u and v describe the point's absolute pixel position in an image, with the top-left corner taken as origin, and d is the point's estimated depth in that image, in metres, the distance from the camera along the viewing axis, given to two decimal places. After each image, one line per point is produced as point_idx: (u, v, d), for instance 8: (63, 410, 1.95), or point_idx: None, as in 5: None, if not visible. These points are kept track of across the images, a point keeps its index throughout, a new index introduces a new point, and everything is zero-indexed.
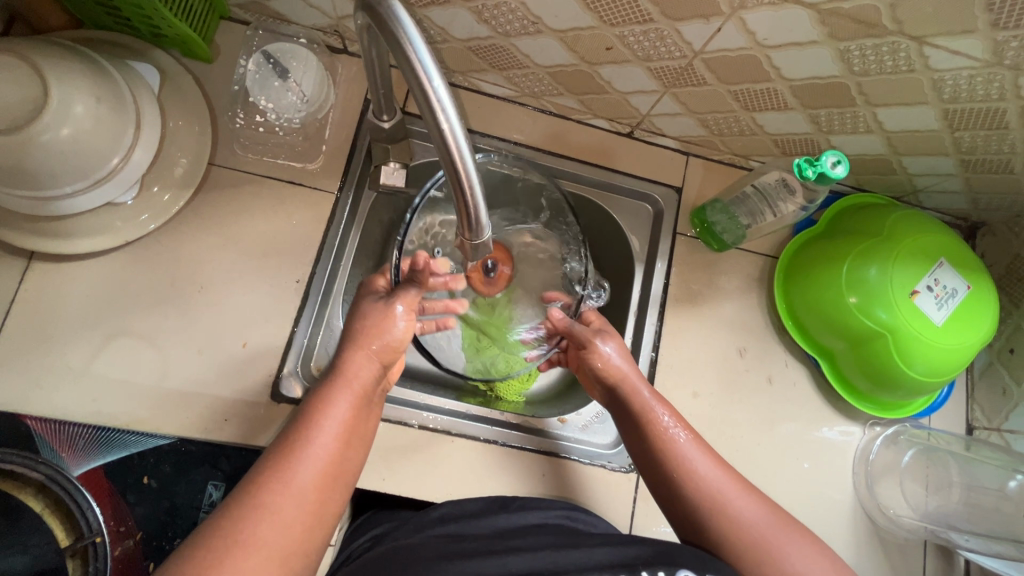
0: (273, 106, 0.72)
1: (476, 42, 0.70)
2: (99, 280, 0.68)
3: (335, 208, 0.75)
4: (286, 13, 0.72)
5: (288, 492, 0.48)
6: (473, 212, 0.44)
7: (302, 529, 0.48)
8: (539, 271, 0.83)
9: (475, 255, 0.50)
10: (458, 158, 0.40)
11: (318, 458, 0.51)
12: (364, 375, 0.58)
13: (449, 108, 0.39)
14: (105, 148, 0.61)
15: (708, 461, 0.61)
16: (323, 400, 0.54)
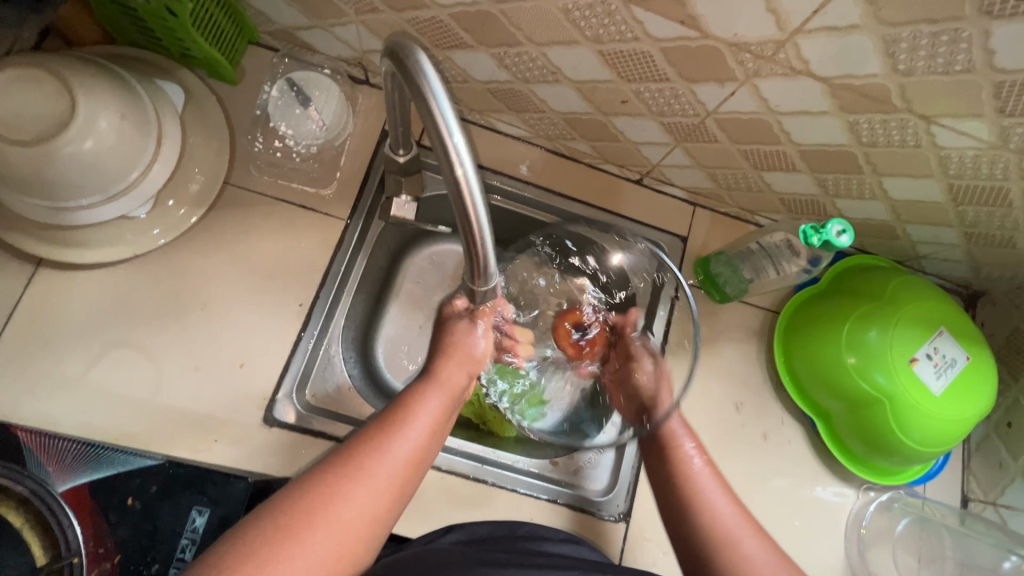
0: (293, 133, 0.74)
1: (496, 85, 0.71)
2: (103, 289, 0.68)
3: (343, 235, 0.75)
4: (313, 44, 0.75)
5: (382, 459, 0.47)
6: (483, 255, 0.45)
7: (387, 499, 0.47)
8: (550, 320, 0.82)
9: (481, 297, 0.51)
10: (471, 206, 0.41)
11: (411, 440, 0.50)
12: (456, 382, 0.58)
13: (465, 158, 0.40)
14: (126, 163, 0.62)
15: (729, 503, 0.57)
16: (417, 395, 0.54)
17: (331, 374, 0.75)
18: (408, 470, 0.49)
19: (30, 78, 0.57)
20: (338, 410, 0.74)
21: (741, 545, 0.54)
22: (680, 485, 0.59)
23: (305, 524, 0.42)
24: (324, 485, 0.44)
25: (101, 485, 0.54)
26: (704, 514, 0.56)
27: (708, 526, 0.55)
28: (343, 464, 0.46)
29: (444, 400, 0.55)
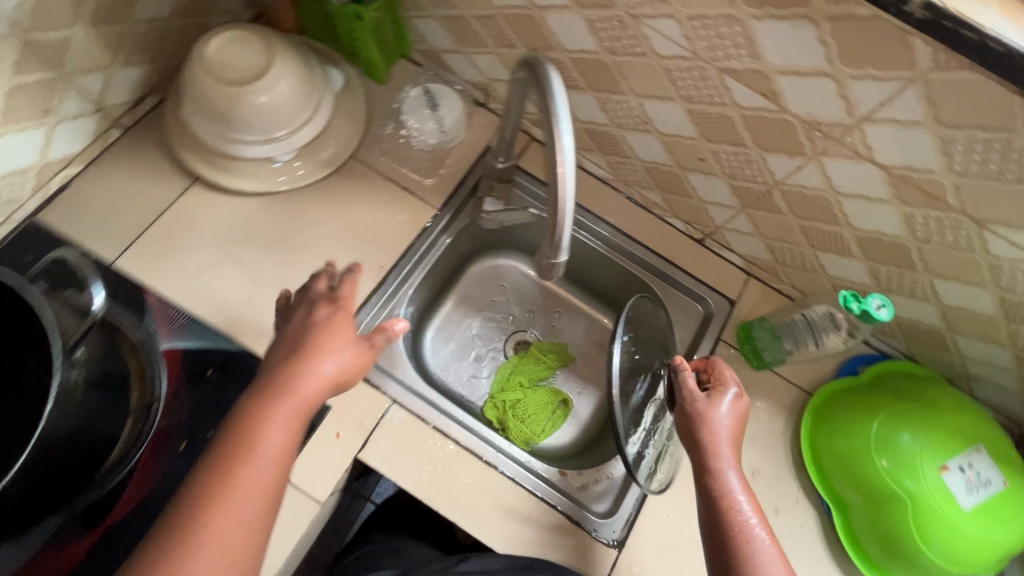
0: (417, 127, 0.88)
1: (593, 126, 0.83)
2: (234, 212, 0.82)
3: (284, 299, 0.65)
4: (453, 66, 0.90)
5: (223, 497, 0.49)
6: (559, 225, 0.53)
7: (248, 525, 0.50)
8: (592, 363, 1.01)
9: (548, 273, 0.57)
10: (560, 176, 0.50)
11: (260, 469, 0.51)
12: (312, 384, 0.55)
13: (564, 137, 0.49)
14: (287, 116, 0.77)
15: (775, 558, 0.57)
16: (263, 411, 0.53)
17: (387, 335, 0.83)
18: (265, 493, 0.51)
19: (241, 36, 0.74)
20: (384, 366, 0.80)
21: None
22: (724, 524, 0.60)
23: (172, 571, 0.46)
24: (178, 544, 0.47)
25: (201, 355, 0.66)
26: (747, 562, 0.57)
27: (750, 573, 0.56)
28: (189, 517, 0.48)
29: (296, 411, 0.54)
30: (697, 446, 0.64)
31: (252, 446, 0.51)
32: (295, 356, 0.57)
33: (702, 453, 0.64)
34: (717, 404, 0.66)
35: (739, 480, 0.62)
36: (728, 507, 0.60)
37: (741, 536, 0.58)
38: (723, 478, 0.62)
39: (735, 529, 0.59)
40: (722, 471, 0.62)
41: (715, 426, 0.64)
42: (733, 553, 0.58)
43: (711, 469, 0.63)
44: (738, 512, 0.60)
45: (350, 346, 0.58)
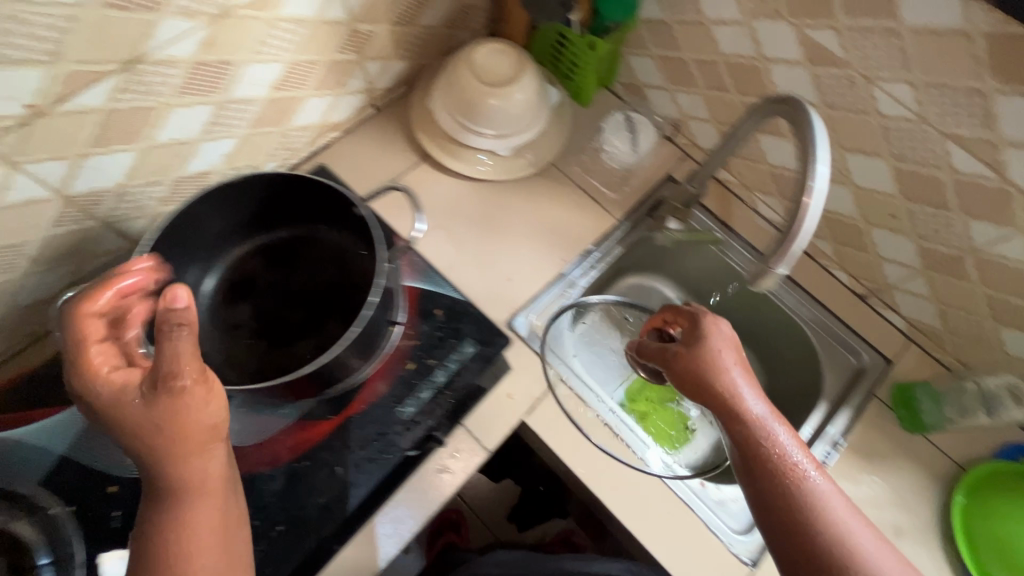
0: (614, 147, 1.00)
1: (782, 171, 0.90)
2: (449, 191, 0.96)
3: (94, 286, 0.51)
4: (651, 101, 1.01)
5: (166, 521, 0.46)
6: (797, 229, 0.58)
7: (204, 538, 0.46)
8: None
9: (767, 273, 0.62)
10: (810, 186, 0.56)
11: (174, 496, 0.46)
12: (132, 410, 0.44)
13: (820, 155, 0.57)
14: (517, 119, 0.91)
15: (853, 522, 0.52)
16: (127, 432, 0.45)
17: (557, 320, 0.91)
18: (204, 491, 0.47)
19: (501, 47, 0.89)
20: (552, 348, 0.90)
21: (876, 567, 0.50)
22: (795, 500, 0.52)
23: None
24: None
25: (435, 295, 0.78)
26: (826, 532, 0.51)
27: (831, 540, 0.51)
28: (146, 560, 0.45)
29: (168, 430, 0.44)
30: (692, 379, 0.60)
31: (190, 488, 0.46)
32: (144, 433, 0.44)
33: (722, 400, 0.58)
34: (720, 337, 0.62)
35: (776, 423, 0.56)
36: (778, 462, 0.54)
37: (816, 511, 0.52)
38: (772, 439, 0.55)
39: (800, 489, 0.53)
40: (770, 427, 0.56)
41: (711, 353, 0.60)
42: (803, 515, 0.52)
43: (724, 411, 0.58)
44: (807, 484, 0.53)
45: (193, 363, 0.45)
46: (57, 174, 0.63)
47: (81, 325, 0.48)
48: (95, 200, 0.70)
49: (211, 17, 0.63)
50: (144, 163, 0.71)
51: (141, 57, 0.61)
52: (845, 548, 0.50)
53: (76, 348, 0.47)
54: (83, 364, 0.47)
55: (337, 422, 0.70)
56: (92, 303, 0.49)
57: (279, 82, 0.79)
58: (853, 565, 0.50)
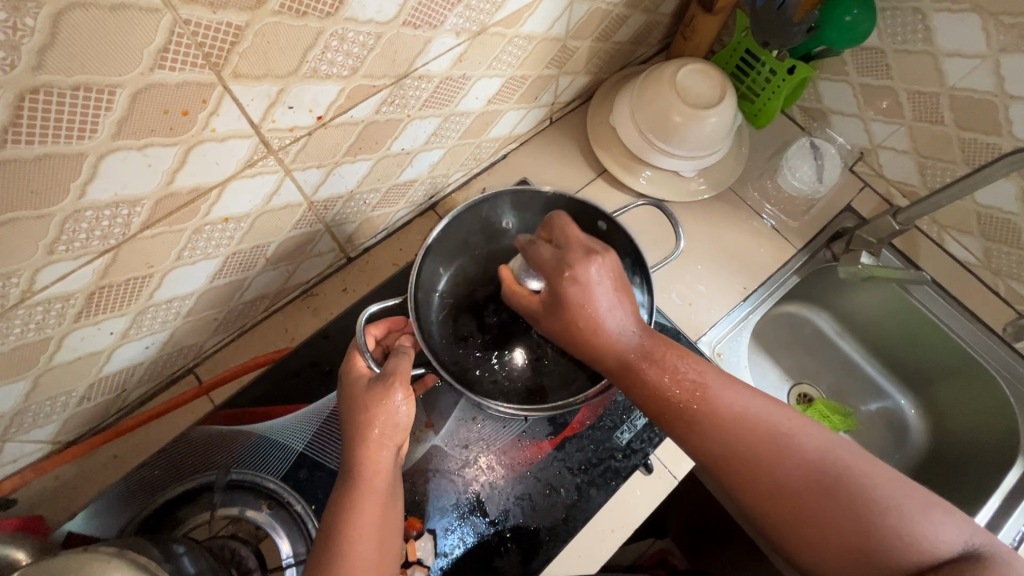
0: (795, 173, 0.96)
1: (991, 211, 0.85)
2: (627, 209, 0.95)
3: (361, 346, 0.63)
4: (836, 127, 0.98)
5: (355, 505, 0.54)
6: None
7: (377, 526, 0.54)
8: (872, 436, 1.05)
9: None
10: None
11: (371, 487, 0.55)
12: (395, 421, 0.58)
13: None
14: (713, 140, 0.88)
15: (725, 394, 0.58)
16: (366, 442, 0.56)
17: (734, 351, 0.92)
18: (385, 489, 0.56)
19: (705, 70, 0.87)
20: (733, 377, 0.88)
21: (766, 437, 0.56)
22: (740, 450, 0.56)
23: (337, 562, 0.51)
24: (329, 553, 0.52)
25: None
26: (770, 460, 0.55)
27: (777, 462, 0.54)
28: (326, 546, 0.52)
29: (388, 444, 0.57)
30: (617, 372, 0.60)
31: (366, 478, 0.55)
32: (367, 413, 0.57)
33: (629, 368, 0.60)
34: (600, 281, 0.60)
35: (673, 355, 0.60)
36: (699, 421, 0.57)
37: (754, 439, 0.56)
38: (674, 372, 0.59)
39: (733, 435, 0.56)
40: (647, 351, 0.60)
41: (609, 329, 0.60)
42: (721, 436, 0.56)
43: (581, 352, 0.63)
44: (736, 419, 0.57)
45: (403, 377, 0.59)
46: (314, 180, 0.65)
47: (353, 368, 0.62)
48: (329, 205, 0.72)
49: (472, 34, 0.64)
50: (375, 171, 0.73)
51: (410, 72, 0.62)
52: (804, 473, 0.54)
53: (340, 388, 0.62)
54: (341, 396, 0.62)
55: (556, 441, 0.72)
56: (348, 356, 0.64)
57: (494, 96, 0.79)
58: (764, 447, 0.55)
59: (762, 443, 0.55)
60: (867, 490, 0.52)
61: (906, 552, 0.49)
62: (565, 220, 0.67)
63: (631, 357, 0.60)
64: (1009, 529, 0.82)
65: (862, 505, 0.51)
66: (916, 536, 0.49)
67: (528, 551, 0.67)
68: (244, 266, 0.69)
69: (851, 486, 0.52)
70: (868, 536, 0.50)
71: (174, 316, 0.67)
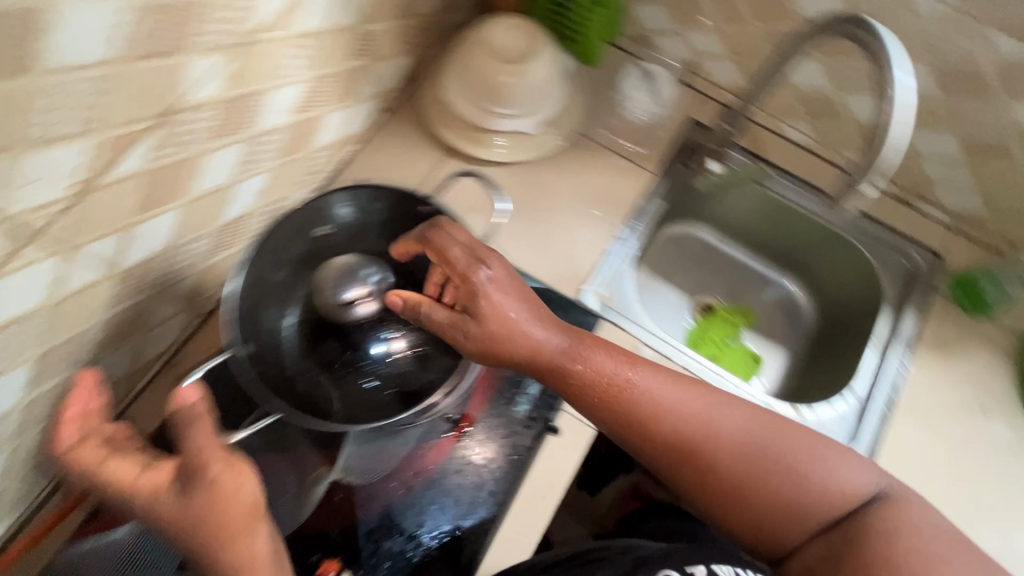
0: (638, 101, 0.99)
1: (811, 94, 0.95)
2: (482, 180, 0.93)
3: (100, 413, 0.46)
4: (660, 48, 1.01)
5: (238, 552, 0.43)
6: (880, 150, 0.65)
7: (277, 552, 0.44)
8: (771, 325, 1.11)
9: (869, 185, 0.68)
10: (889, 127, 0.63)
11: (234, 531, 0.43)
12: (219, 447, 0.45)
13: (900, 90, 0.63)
14: (542, 92, 0.88)
15: (658, 383, 0.65)
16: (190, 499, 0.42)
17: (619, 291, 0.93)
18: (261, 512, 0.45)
19: (518, 26, 0.86)
20: (623, 312, 0.88)
21: (670, 409, 0.64)
22: (653, 419, 0.63)
23: None
24: None
25: None
26: (675, 425, 0.63)
27: (681, 425, 0.63)
28: None
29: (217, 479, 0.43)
30: (530, 361, 0.64)
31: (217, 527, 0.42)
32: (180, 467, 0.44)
33: (558, 371, 0.64)
34: (496, 282, 0.64)
35: (595, 349, 0.65)
36: (627, 407, 0.64)
37: (662, 410, 0.63)
38: (587, 359, 0.64)
39: (638, 409, 0.63)
40: (576, 351, 0.64)
41: (503, 313, 0.63)
42: (639, 412, 0.63)
43: (489, 361, 0.64)
44: (652, 396, 0.64)
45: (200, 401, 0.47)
46: (110, 249, 0.58)
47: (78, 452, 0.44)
48: (146, 268, 0.65)
49: (235, 46, 0.58)
50: (189, 217, 0.66)
51: (177, 105, 0.56)
52: (693, 428, 0.63)
53: (107, 474, 0.44)
54: (122, 475, 0.43)
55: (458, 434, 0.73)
56: (97, 433, 0.46)
57: (301, 103, 0.74)
58: (666, 415, 0.63)
59: (668, 412, 0.63)
60: (771, 448, 0.62)
61: (789, 487, 0.61)
62: (447, 223, 0.67)
63: (557, 356, 0.64)
64: (890, 370, 0.86)
65: (762, 469, 0.61)
66: (811, 482, 0.61)
67: (455, 550, 0.67)
68: (65, 362, 0.62)
69: (769, 455, 0.62)
70: (760, 491, 0.61)
71: (1, 439, 0.59)
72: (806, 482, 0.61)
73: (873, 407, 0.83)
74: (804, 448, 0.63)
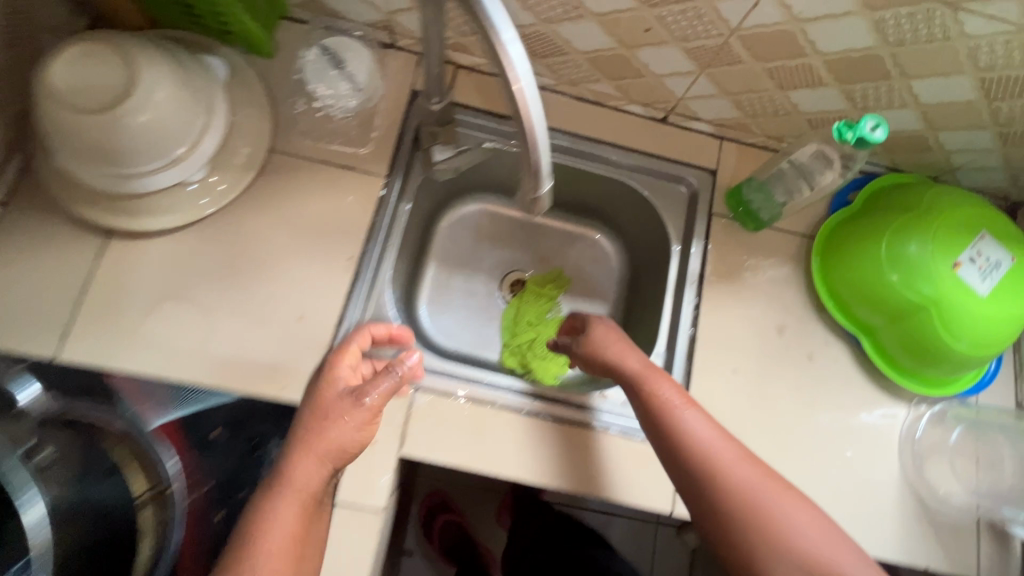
0: (331, 93, 0.80)
1: (520, 30, 0.74)
2: (166, 256, 0.73)
3: None
4: (342, 12, 0.79)
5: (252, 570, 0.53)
6: (536, 162, 0.48)
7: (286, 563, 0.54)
8: (585, 282, 1.02)
9: (533, 204, 0.53)
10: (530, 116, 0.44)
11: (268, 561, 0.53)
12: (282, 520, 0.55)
13: (521, 62, 0.42)
14: (178, 129, 0.66)
15: (707, 427, 0.64)
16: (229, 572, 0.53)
17: None
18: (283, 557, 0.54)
19: (94, 53, 0.61)
20: None
21: (716, 456, 0.63)
22: (681, 445, 0.64)
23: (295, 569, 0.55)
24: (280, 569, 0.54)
25: (190, 420, 0.67)
26: (696, 444, 0.63)
27: (692, 456, 0.63)
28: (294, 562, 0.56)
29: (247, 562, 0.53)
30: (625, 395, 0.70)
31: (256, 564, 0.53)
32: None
33: (651, 406, 0.67)
34: (604, 345, 0.72)
35: (658, 378, 0.68)
36: (685, 449, 0.63)
37: (674, 426, 0.64)
38: (660, 389, 0.67)
39: (674, 446, 0.64)
40: (655, 381, 0.67)
41: (608, 357, 0.71)
42: (681, 442, 0.64)
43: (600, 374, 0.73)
44: (697, 437, 0.64)
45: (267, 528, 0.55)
46: None
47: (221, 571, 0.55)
48: None
49: None
50: None
51: None
52: (713, 461, 0.62)
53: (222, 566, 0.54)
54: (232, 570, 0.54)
55: None
56: None
57: None
58: (693, 456, 0.63)
59: (678, 433, 0.64)
60: (750, 490, 0.61)
61: (773, 532, 0.59)
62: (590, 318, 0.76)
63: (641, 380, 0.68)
64: (685, 319, 0.81)
65: (756, 512, 0.60)
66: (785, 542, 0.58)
67: None
68: None
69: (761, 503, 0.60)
70: (748, 530, 0.59)
71: None
72: (787, 543, 0.58)
73: (676, 364, 0.79)
74: (792, 511, 0.60)
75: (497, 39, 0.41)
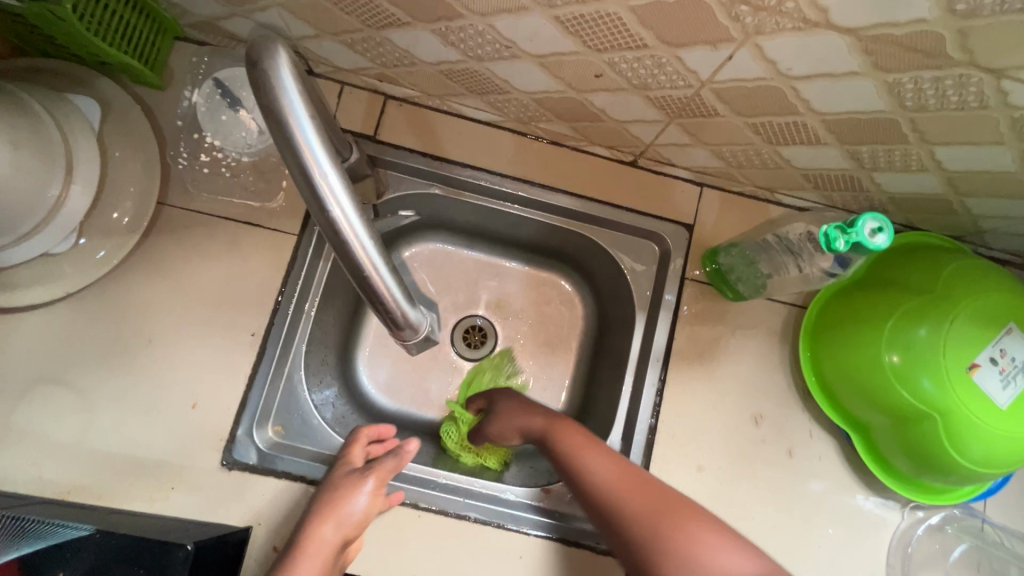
0: (223, 142, 0.68)
1: (447, 66, 0.60)
2: (38, 333, 0.63)
3: None
4: (242, 35, 0.66)
5: None
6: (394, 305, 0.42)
7: None
8: None
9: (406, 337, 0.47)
10: (363, 252, 0.38)
11: None
12: (324, 544, 0.57)
13: (343, 198, 0.35)
14: (28, 196, 0.55)
15: (620, 475, 0.57)
16: None
17: (297, 412, 0.69)
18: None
19: None
20: (304, 448, 0.68)
21: (632, 502, 0.56)
22: (606, 502, 0.56)
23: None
24: None
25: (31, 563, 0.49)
26: (612, 500, 0.56)
27: (611, 512, 0.56)
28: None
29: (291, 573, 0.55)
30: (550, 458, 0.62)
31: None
32: None
33: (575, 473, 0.59)
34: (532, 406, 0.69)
35: (584, 442, 0.61)
36: (607, 496, 0.57)
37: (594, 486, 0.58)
38: (578, 452, 0.60)
39: (596, 502, 0.57)
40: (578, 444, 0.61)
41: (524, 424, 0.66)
42: (602, 500, 0.57)
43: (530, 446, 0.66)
44: (620, 494, 0.56)
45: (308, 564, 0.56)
46: None
47: None
48: None
49: None
50: None
51: None
52: (630, 502, 0.56)
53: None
54: None
55: None
56: None
57: None
58: (614, 509, 0.56)
59: (599, 488, 0.57)
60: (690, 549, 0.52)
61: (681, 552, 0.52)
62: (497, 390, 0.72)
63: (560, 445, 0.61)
64: (646, 405, 0.70)
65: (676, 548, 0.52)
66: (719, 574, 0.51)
67: None
68: None
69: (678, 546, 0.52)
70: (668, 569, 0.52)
71: None
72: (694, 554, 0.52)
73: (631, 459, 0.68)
74: (712, 543, 0.52)
75: (315, 176, 0.34)
